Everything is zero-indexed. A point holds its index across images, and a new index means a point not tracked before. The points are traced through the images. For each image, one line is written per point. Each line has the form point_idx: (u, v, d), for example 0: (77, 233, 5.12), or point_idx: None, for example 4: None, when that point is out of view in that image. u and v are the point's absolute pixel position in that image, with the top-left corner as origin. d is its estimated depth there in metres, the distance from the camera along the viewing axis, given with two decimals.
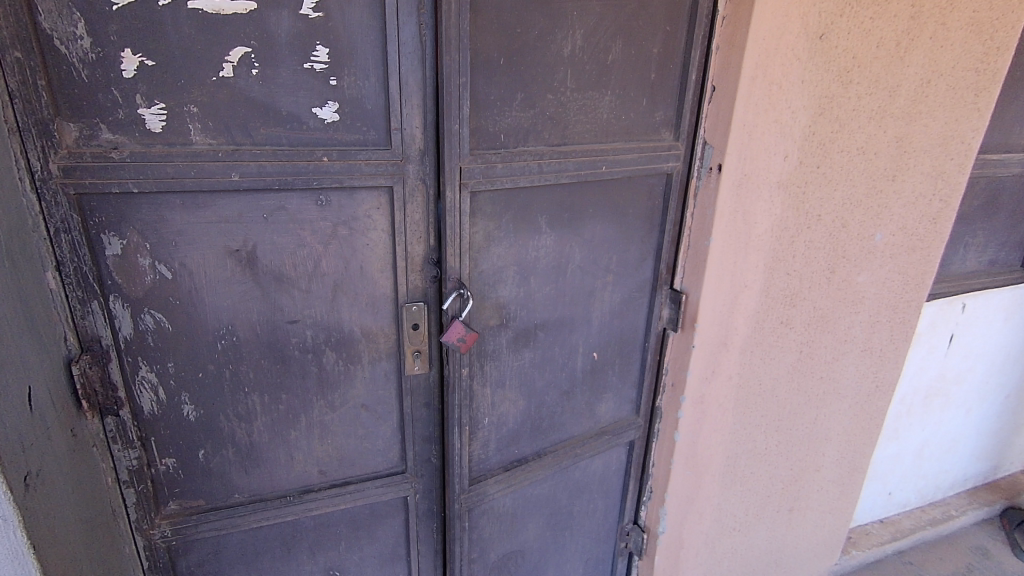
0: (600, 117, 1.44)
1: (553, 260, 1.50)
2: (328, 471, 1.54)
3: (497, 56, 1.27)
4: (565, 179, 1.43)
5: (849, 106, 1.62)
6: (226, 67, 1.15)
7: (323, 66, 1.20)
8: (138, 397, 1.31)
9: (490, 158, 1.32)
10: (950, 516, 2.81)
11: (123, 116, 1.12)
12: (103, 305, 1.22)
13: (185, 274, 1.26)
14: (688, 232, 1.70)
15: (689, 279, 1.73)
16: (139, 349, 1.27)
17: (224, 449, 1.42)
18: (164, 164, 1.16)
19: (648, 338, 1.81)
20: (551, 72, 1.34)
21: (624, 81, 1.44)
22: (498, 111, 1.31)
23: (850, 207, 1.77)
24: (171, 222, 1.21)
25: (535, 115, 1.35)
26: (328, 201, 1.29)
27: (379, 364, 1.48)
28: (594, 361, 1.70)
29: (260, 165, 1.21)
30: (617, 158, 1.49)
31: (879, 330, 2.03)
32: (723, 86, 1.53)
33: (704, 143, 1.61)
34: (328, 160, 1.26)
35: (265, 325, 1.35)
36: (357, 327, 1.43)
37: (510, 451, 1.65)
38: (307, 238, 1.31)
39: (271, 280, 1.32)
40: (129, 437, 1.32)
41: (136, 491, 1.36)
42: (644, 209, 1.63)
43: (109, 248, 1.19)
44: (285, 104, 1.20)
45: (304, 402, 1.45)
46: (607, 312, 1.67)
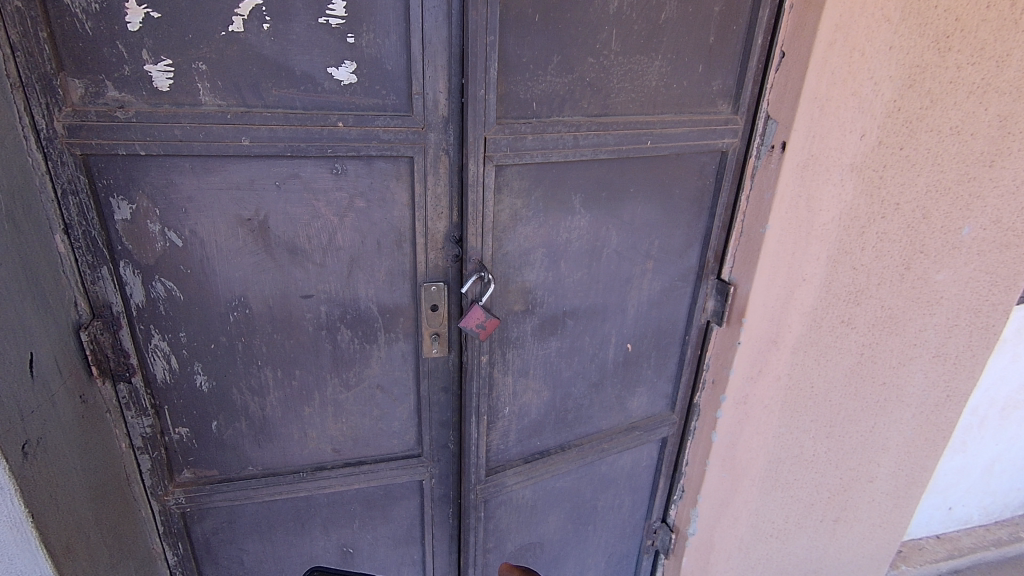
0: (648, 84, 1.27)
1: (587, 244, 1.36)
2: (342, 450, 1.49)
3: (533, 12, 1.11)
4: (603, 154, 1.27)
5: (945, 78, 1.39)
6: (235, 21, 1.06)
7: (340, 21, 1.09)
8: (151, 365, 1.28)
9: (519, 128, 1.18)
10: (1018, 538, 2.56)
11: (129, 72, 1.05)
12: (113, 271, 1.18)
13: (196, 242, 1.20)
14: (742, 217, 1.53)
15: (738, 269, 1.56)
16: (151, 316, 1.24)
17: (237, 421, 1.39)
18: (171, 125, 1.09)
19: (689, 330, 1.66)
20: (593, 31, 1.17)
21: (678, 44, 1.27)
22: (531, 76, 1.16)
23: (935, 195, 1.55)
24: (181, 187, 1.15)
25: (573, 80, 1.20)
26: (344, 169, 1.20)
27: (396, 344, 1.40)
28: (627, 353, 1.58)
29: (272, 129, 1.13)
30: (665, 132, 1.32)
31: (957, 335, 1.80)
32: (794, 51, 1.33)
33: (767, 118, 1.42)
34: (344, 126, 1.16)
35: (278, 299, 1.29)
36: (374, 305, 1.35)
37: (531, 443, 1.54)
38: (322, 209, 1.23)
39: (284, 252, 1.25)
40: (142, 404, 1.30)
41: (151, 458, 1.35)
42: (694, 189, 1.46)
43: (118, 212, 1.14)
44: (298, 63, 1.11)
45: (317, 379, 1.39)
46: (644, 301, 1.52)
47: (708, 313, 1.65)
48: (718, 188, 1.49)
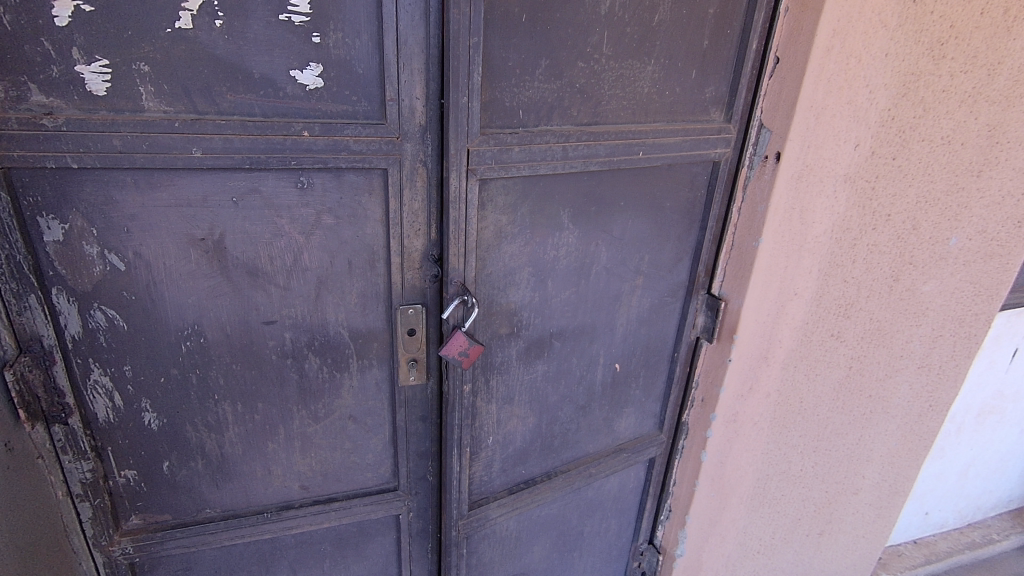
0: (640, 91, 1.19)
1: (575, 261, 1.27)
2: (311, 487, 1.37)
3: (520, 12, 1.02)
4: (594, 166, 1.19)
5: (938, 86, 1.36)
6: (183, 16, 0.93)
7: (304, 18, 0.97)
8: (90, 403, 1.14)
9: (505, 139, 1.08)
10: (991, 540, 2.59)
11: (58, 73, 0.91)
12: (43, 300, 1.04)
13: (141, 265, 1.07)
14: (733, 230, 1.46)
15: (729, 284, 1.50)
16: (90, 349, 1.10)
17: (192, 461, 1.25)
18: (109, 134, 0.95)
19: (678, 347, 1.59)
20: (584, 33, 1.08)
21: (671, 48, 1.19)
22: (517, 81, 1.06)
23: (924, 206, 1.52)
24: (121, 204, 1.01)
25: (562, 87, 1.11)
26: (310, 183, 1.08)
27: (370, 372, 1.29)
28: (615, 374, 1.49)
29: (227, 139, 1.00)
30: (658, 142, 1.25)
31: (942, 345, 1.77)
32: (789, 58, 1.27)
33: (759, 127, 1.36)
34: (309, 135, 1.04)
35: (237, 326, 1.17)
36: (345, 329, 1.23)
37: (516, 471, 1.45)
38: (285, 227, 1.11)
39: (243, 275, 1.13)
40: (81, 447, 1.16)
41: (92, 506, 1.21)
42: (685, 201, 1.39)
43: (48, 233, 1.00)
44: (256, 65, 0.98)
45: (283, 412, 1.27)
46: (633, 319, 1.45)
47: (698, 330, 1.58)
48: (709, 200, 1.42)
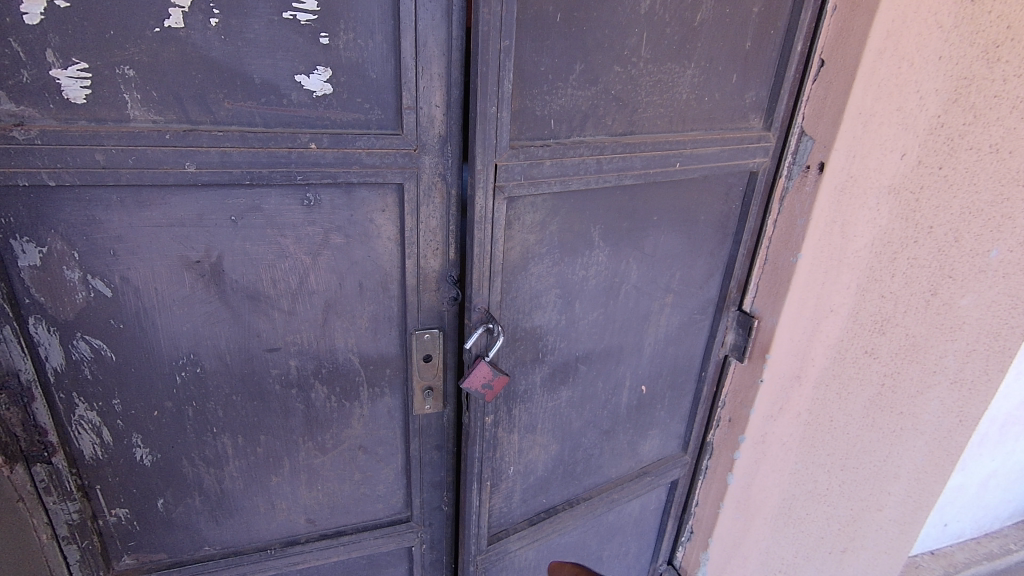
0: (678, 98, 1.09)
1: (605, 280, 1.18)
2: (318, 520, 1.27)
3: (553, 11, 0.91)
4: (628, 180, 1.09)
5: (994, 80, 1.12)
6: (174, 14, 0.82)
7: (310, 16, 0.87)
8: (75, 440, 1.03)
9: (535, 152, 0.98)
10: (1009, 550, 2.54)
11: (29, 79, 0.80)
12: (20, 331, 0.93)
13: (129, 291, 0.96)
14: (768, 243, 1.38)
15: (763, 299, 1.41)
16: (74, 382, 0.99)
17: (189, 498, 1.15)
18: (90, 148, 0.84)
19: (705, 366, 1.50)
20: (622, 34, 0.98)
21: (713, 49, 1.09)
22: (548, 88, 0.96)
23: (983, 222, 1.23)
24: (107, 224, 0.91)
25: (596, 94, 1.01)
26: (318, 200, 0.98)
27: (381, 400, 1.19)
28: (641, 397, 1.41)
29: (224, 152, 0.90)
30: (695, 152, 1.15)
31: (980, 363, 1.35)
32: (837, 61, 1.18)
33: (800, 135, 1.27)
34: (317, 148, 0.93)
35: (238, 354, 1.06)
36: (355, 356, 1.13)
37: (537, 501, 1.36)
38: (290, 247, 1.00)
39: (244, 300, 1.02)
40: (66, 487, 1.05)
41: (80, 548, 1.10)
42: (718, 213, 1.29)
43: (23, 257, 0.89)
44: (257, 70, 0.88)
45: (288, 444, 1.17)
46: (661, 339, 1.35)
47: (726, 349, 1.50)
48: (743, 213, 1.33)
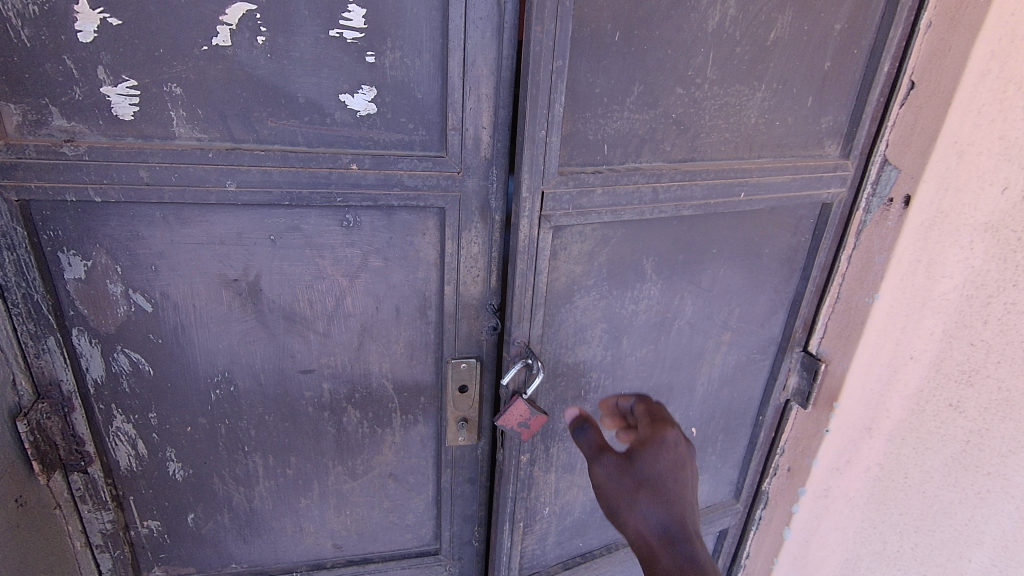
0: (746, 121, 1.03)
1: (656, 315, 1.11)
2: (345, 546, 1.23)
3: (613, 29, 0.87)
4: (687, 211, 1.02)
5: None
6: (221, 31, 0.81)
7: (357, 33, 0.84)
8: (112, 451, 1.03)
9: (586, 179, 0.93)
10: None
11: (81, 95, 0.81)
12: (63, 341, 0.93)
13: (168, 306, 0.95)
14: (840, 281, 1.25)
15: (831, 342, 1.28)
16: (113, 394, 1.00)
17: (218, 515, 1.14)
18: (135, 165, 0.84)
19: (764, 410, 1.38)
20: (686, 54, 0.93)
21: (786, 69, 1.02)
22: (604, 111, 0.91)
23: None
24: (149, 240, 0.90)
25: (655, 117, 0.95)
26: (357, 221, 0.95)
27: (414, 429, 1.14)
28: (692, 440, 1.32)
29: (264, 171, 0.88)
30: (762, 181, 1.06)
31: None
32: (929, 83, 1.06)
33: (882, 164, 1.15)
34: (358, 169, 0.90)
35: (272, 375, 1.04)
36: (389, 382, 1.09)
37: (573, 544, 1.28)
38: (327, 268, 0.98)
39: (279, 320, 1.00)
40: (101, 497, 1.05)
41: (112, 557, 1.11)
42: (784, 246, 1.18)
43: (69, 269, 0.90)
44: (301, 88, 0.85)
45: (317, 467, 1.14)
46: (715, 379, 1.26)
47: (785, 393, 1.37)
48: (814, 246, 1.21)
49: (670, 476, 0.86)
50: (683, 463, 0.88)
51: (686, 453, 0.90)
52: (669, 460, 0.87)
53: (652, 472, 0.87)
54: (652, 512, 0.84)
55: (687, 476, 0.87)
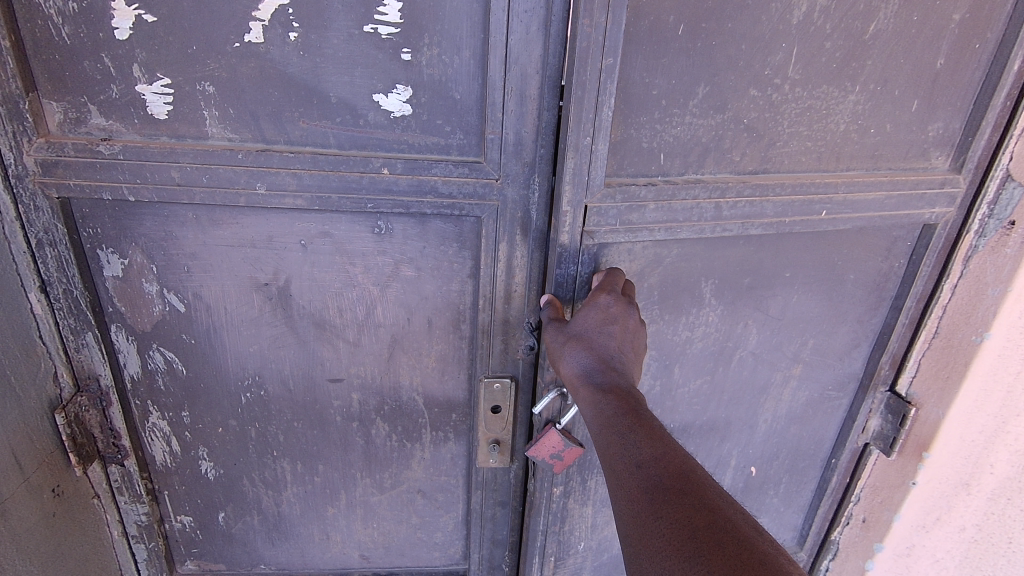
0: (834, 128, 0.89)
1: (714, 344, 1.01)
2: (372, 558, 1.20)
3: (676, 21, 0.76)
4: (755, 229, 0.90)
5: None
6: (254, 28, 0.77)
7: (393, 29, 0.78)
8: (148, 445, 1.05)
9: (637, 194, 0.83)
10: None
11: (117, 93, 0.80)
12: (101, 337, 0.94)
13: (200, 307, 0.94)
14: (940, 313, 1.06)
15: (925, 382, 1.09)
16: (148, 391, 1.00)
17: (248, 515, 1.13)
18: (167, 165, 0.82)
19: (836, 453, 1.22)
20: (764, 50, 0.81)
21: (888, 67, 0.87)
22: (662, 116, 0.81)
23: None
24: (182, 241, 0.89)
25: (723, 123, 0.84)
26: (389, 229, 0.90)
27: (445, 446, 1.09)
28: (749, 480, 1.20)
29: (295, 174, 0.84)
30: (849, 198, 0.92)
31: None
32: None
33: (1004, 180, 0.97)
34: (390, 173, 0.84)
35: (301, 382, 1.01)
36: (420, 396, 1.04)
37: None
38: (358, 276, 0.93)
39: (309, 327, 0.97)
40: (137, 490, 1.07)
41: (147, 548, 1.12)
42: (871, 271, 1.04)
43: (107, 267, 0.90)
44: (334, 88, 0.81)
45: (345, 477, 1.11)
46: (781, 416, 1.13)
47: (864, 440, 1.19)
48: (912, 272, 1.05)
49: (600, 329, 0.77)
50: (619, 317, 0.78)
51: (625, 310, 0.80)
52: (599, 315, 0.78)
53: (584, 327, 0.78)
54: (577, 355, 0.75)
55: (621, 329, 0.77)
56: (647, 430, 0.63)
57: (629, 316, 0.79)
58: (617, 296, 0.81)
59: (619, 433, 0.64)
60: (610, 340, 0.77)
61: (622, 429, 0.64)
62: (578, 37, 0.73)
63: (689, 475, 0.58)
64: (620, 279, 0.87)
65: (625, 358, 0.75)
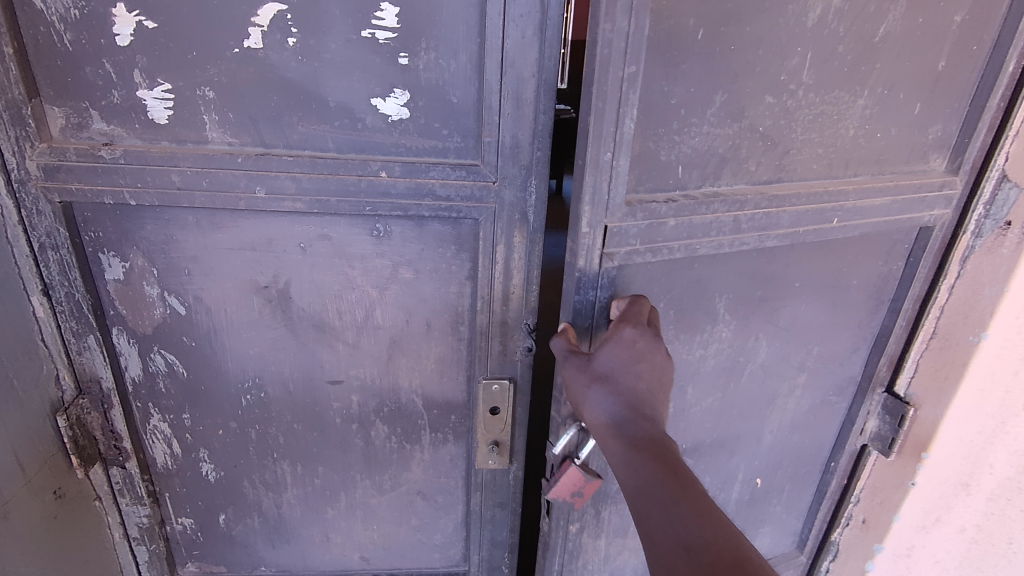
0: (843, 134, 0.90)
1: (727, 359, 1.01)
2: (372, 559, 1.21)
3: (696, 25, 0.75)
4: (772, 241, 0.91)
5: None
6: (253, 33, 0.78)
7: (390, 34, 0.79)
8: (149, 448, 1.05)
9: (658, 209, 0.83)
10: None
11: (119, 99, 0.81)
12: (103, 340, 0.95)
13: (201, 310, 0.95)
14: (937, 314, 1.07)
15: (923, 382, 1.10)
16: (149, 393, 1.01)
17: (248, 517, 1.14)
18: (168, 169, 0.83)
19: (835, 455, 1.23)
20: (780, 55, 0.81)
21: (893, 71, 0.88)
22: (680, 125, 0.81)
23: None
24: (182, 244, 0.90)
25: (739, 131, 0.84)
26: (388, 232, 0.90)
27: (444, 447, 1.09)
28: (755, 491, 1.20)
29: (294, 178, 0.85)
30: (859, 205, 0.94)
31: None
32: None
33: (1000, 181, 0.97)
34: (388, 177, 0.85)
35: (301, 383, 1.02)
36: (419, 398, 1.04)
37: None
38: (357, 279, 0.94)
39: (309, 329, 0.98)
40: (138, 492, 1.07)
41: (148, 550, 1.13)
42: (871, 274, 1.04)
43: (108, 270, 0.91)
44: (333, 92, 0.81)
45: (345, 479, 1.11)
46: (785, 425, 1.14)
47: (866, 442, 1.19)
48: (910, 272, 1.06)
49: (628, 369, 0.74)
50: (647, 353, 0.75)
51: (653, 343, 0.76)
52: (627, 353, 0.75)
53: (610, 366, 0.75)
54: (604, 399, 0.74)
55: (650, 367, 0.74)
56: (688, 499, 0.62)
57: (657, 349, 0.76)
58: (644, 327, 0.78)
59: (659, 501, 0.63)
60: (639, 381, 0.74)
61: (664, 499, 0.63)
62: (597, 43, 0.72)
63: (737, 552, 0.58)
64: (642, 303, 0.83)
65: (657, 400, 0.73)
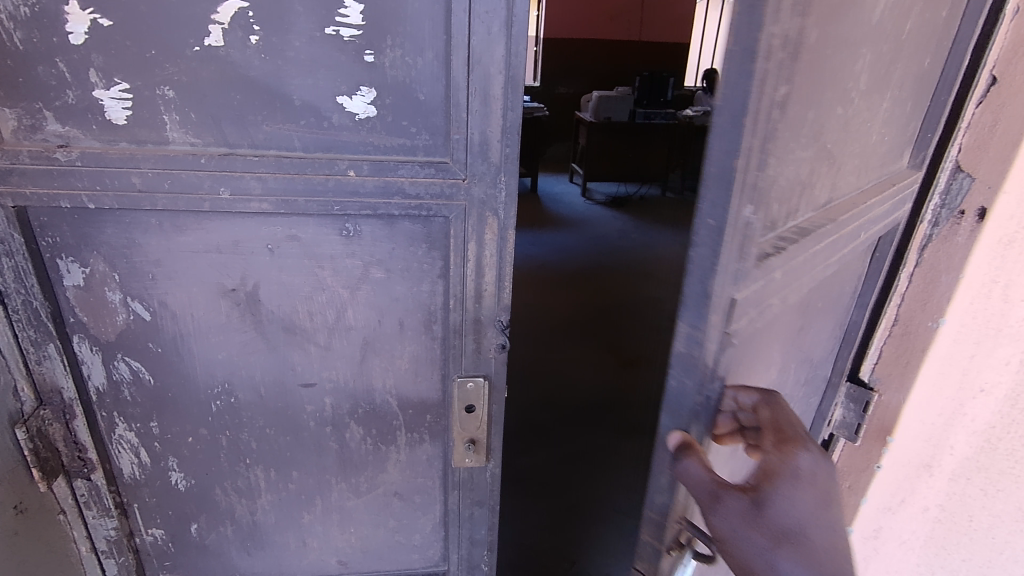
0: (869, 142, 0.83)
1: None
2: (350, 563, 1.19)
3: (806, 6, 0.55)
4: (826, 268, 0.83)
5: None
6: (213, 31, 0.77)
7: (355, 31, 0.78)
8: (116, 459, 1.02)
9: (772, 268, 0.66)
10: None
11: (74, 99, 0.79)
12: (64, 349, 0.92)
13: (166, 316, 0.93)
14: (897, 301, 1.10)
15: (885, 368, 1.13)
16: (114, 402, 0.98)
17: (221, 525, 1.11)
18: (128, 171, 0.81)
19: None
20: (851, 57, 0.68)
21: (907, 68, 0.85)
22: (789, 155, 0.64)
23: None
24: (145, 248, 0.88)
25: (813, 152, 0.69)
26: (357, 231, 0.90)
27: (420, 447, 1.09)
28: None
29: (259, 178, 0.83)
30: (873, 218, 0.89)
31: None
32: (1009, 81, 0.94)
33: (954, 171, 1.01)
34: (356, 176, 0.85)
35: (272, 387, 1.01)
36: (393, 398, 1.04)
37: None
38: (327, 279, 0.93)
39: (279, 331, 0.96)
40: (105, 504, 1.05)
41: (118, 564, 1.10)
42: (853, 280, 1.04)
43: (68, 277, 0.88)
44: (298, 90, 0.80)
45: (320, 482, 1.10)
46: None
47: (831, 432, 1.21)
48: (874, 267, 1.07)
49: (817, 517, 0.65)
50: (826, 491, 0.66)
51: (829, 474, 0.67)
52: (814, 497, 0.65)
53: (797, 517, 0.64)
54: (796, 568, 0.63)
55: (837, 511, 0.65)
56: None
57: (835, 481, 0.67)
58: (818, 454, 0.67)
59: None
60: (828, 531, 0.65)
61: None
62: (762, 52, 0.52)
63: None
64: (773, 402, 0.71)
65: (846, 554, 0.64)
